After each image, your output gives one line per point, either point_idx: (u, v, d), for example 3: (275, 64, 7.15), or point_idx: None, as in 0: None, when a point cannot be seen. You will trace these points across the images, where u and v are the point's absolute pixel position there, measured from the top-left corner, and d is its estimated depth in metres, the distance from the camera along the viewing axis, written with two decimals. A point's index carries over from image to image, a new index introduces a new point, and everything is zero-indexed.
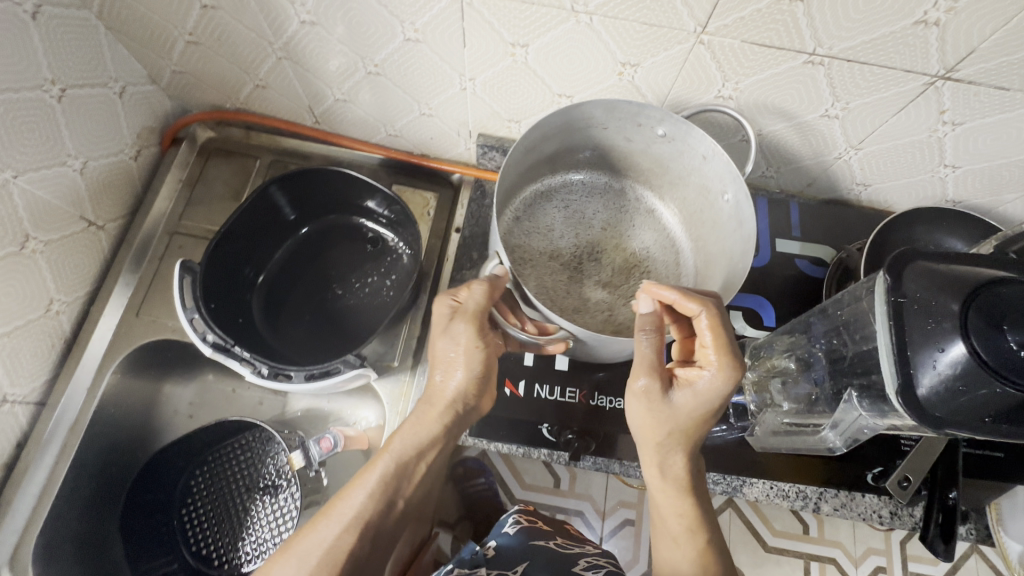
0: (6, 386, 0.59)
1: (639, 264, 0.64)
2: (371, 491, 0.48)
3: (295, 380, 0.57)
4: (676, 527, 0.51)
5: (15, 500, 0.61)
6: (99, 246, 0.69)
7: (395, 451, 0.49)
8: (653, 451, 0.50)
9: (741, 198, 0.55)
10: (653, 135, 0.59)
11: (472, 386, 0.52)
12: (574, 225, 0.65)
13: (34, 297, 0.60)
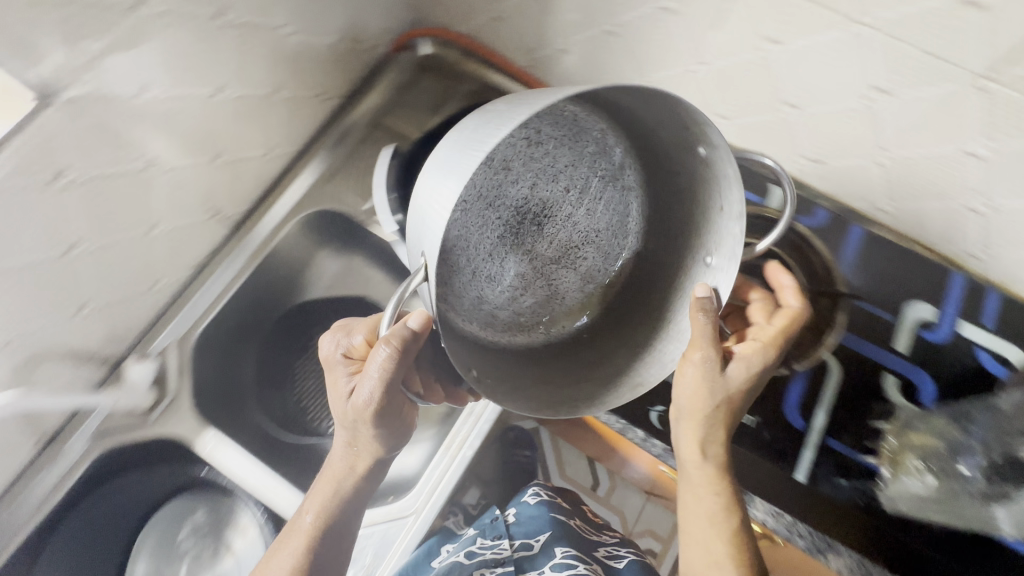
0: (220, 204, 0.69)
1: (569, 248, 0.57)
2: (295, 556, 0.53)
3: None
4: (715, 522, 0.51)
5: (194, 298, 0.71)
6: (318, 116, 0.78)
7: (306, 518, 0.54)
8: (696, 429, 0.52)
9: (725, 278, 0.47)
10: (696, 153, 0.46)
11: (372, 451, 0.55)
12: (542, 173, 0.55)
13: (263, 139, 0.69)
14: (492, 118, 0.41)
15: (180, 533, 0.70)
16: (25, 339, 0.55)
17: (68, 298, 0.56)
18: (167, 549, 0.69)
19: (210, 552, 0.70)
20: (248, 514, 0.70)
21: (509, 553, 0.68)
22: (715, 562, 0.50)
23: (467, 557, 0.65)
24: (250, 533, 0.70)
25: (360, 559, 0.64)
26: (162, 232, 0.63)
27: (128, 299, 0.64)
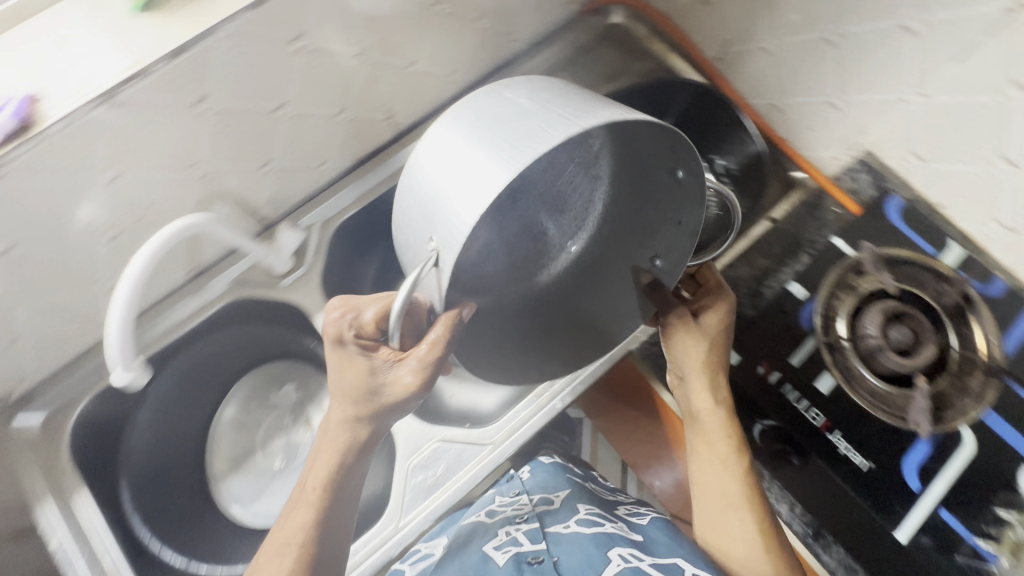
0: (396, 109, 0.72)
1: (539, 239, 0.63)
2: (302, 522, 0.53)
3: None
4: (727, 465, 0.57)
5: (346, 188, 0.74)
6: (502, 53, 0.79)
7: (308, 482, 0.54)
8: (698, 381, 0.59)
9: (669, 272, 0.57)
10: (667, 175, 0.49)
11: (360, 426, 0.54)
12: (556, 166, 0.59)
13: (450, 60, 0.72)
14: (510, 116, 0.42)
15: (274, 392, 0.77)
16: (218, 175, 0.60)
17: (260, 151, 0.61)
18: (259, 401, 0.77)
19: (292, 417, 0.78)
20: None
21: (533, 507, 0.68)
22: (733, 502, 0.56)
23: (487, 517, 0.68)
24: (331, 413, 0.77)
25: (431, 469, 0.70)
26: (346, 117, 0.67)
27: (299, 171, 0.68)
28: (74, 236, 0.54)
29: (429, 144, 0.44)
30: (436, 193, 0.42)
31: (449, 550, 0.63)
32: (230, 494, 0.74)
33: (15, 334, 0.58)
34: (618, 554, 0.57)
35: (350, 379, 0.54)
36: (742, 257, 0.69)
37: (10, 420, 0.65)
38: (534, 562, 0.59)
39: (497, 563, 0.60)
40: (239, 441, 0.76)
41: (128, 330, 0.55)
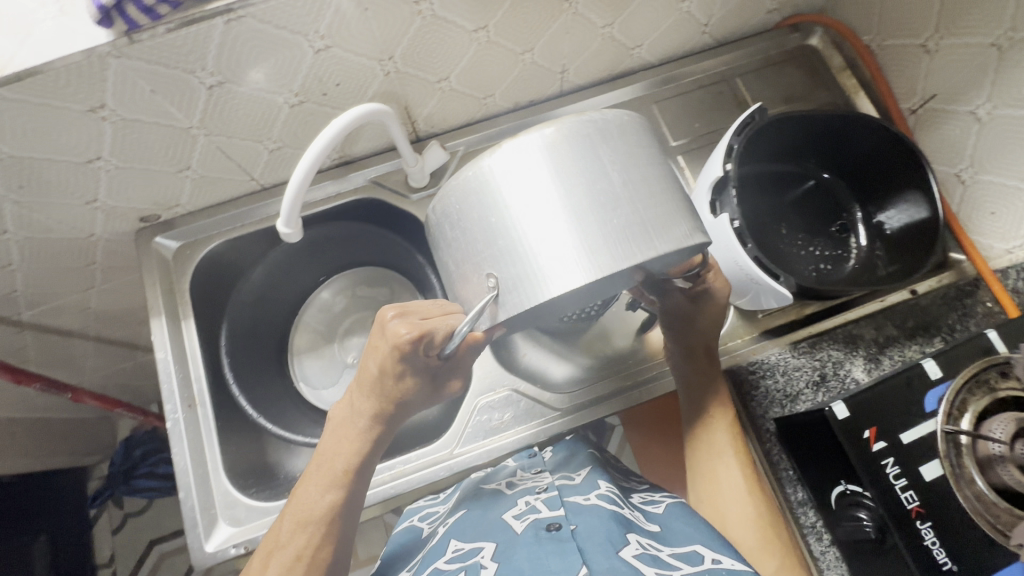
0: (572, 66, 0.73)
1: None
2: (326, 503, 0.53)
3: (745, 250, 0.58)
4: (713, 420, 0.63)
5: (498, 127, 0.76)
6: (686, 43, 0.78)
7: (337, 465, 0.55)
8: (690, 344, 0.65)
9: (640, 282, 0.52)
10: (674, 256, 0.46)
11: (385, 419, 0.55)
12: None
13: (640, 33, 0.72)
14: (597, 193, 0.43)
15: (369, 291, 0.87)
16: (400, 78, 0.63)
17: (444, 66, 0.64)
18: (355, 297, 0.86)
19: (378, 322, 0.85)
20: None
21: (550, 480, 0.64)
22: (719, 453, 0.61)
23: (509, 489, 0.64)
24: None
25: (497, 413, 0.73)
26: (528, 59, 0.68)
27: (465, 97, 0.70)
28: (268, 92, 0.57)
29: (510, 173, 0.44)
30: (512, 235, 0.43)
31: (466, 517, 0.61)
32: (307, 368, 0.83)
33: (187, 164, 0.63)
34: (636, 538, 0.51)
35: (391, 386, 0.54)
36: (871, 318, 0.67)
37: (151, 238, 0.71)
38: (553, 527, 0.53)
39: (512, 527, 0.55)
40: (327, 325, 0.85)
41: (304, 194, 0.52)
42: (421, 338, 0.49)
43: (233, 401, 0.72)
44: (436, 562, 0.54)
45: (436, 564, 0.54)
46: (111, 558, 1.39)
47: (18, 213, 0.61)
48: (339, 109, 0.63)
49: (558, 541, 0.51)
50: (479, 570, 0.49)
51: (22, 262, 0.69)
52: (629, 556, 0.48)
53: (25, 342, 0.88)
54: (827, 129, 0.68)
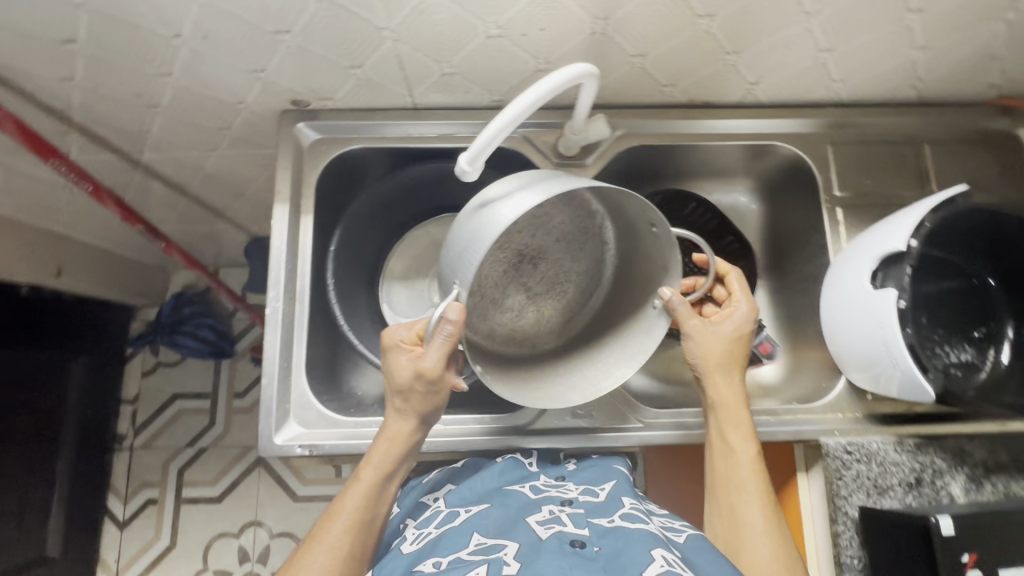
0: (768, 81, 0.68)
1: (560, 282, 0.70)
2: (359, 505, 0.58)
3: (900, 332, 0.57)
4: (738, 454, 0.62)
5: (666, 120, 0.72)
6: (888, 93, 0.72)
7: (373, 467, 0.59)
8: (716, 376, 0.65)
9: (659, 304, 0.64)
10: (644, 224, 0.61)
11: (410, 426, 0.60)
12: (539, 231, 0.68)
13: (853, 69, 0.66)
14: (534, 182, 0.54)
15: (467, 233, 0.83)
16: (602, 42, 0.59)
17: (649, 43, 0.59)
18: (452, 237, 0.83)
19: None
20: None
21: (575, 495, 0.64)
22: (742, 489, 0.60)
23: (534, 494, 0.64)
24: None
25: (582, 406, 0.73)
26: (730, 61, 0.64)
27: (649, 78, 0.66)
28: (475, 18, 0.54)
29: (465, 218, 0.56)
30: (465, 242, 0.54)
31: (490, 514, 0.60)
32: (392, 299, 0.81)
33: (361, 62, 0.61)
34: (661, 554, 0.49)
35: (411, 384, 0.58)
36: (987, 439, 0.64)
37: (294, 123, 0.70)
38: (577, 544, 0.52)
39: (535, 532, 0.55)
40: (420, 257, 0.82)
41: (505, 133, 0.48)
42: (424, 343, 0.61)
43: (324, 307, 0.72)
44: (459, 551, 0.54)
45: (458, 552, 0.53)
46: (135, 397, 1.46)
47: (188, 60, 0.59)
48: (530, 54, 0.60)
49: (584, 559, 0.50)
50: (502, 568, 0.49)
51: (167, 107, 0.68)
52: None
53: (134, 179, 0.89)
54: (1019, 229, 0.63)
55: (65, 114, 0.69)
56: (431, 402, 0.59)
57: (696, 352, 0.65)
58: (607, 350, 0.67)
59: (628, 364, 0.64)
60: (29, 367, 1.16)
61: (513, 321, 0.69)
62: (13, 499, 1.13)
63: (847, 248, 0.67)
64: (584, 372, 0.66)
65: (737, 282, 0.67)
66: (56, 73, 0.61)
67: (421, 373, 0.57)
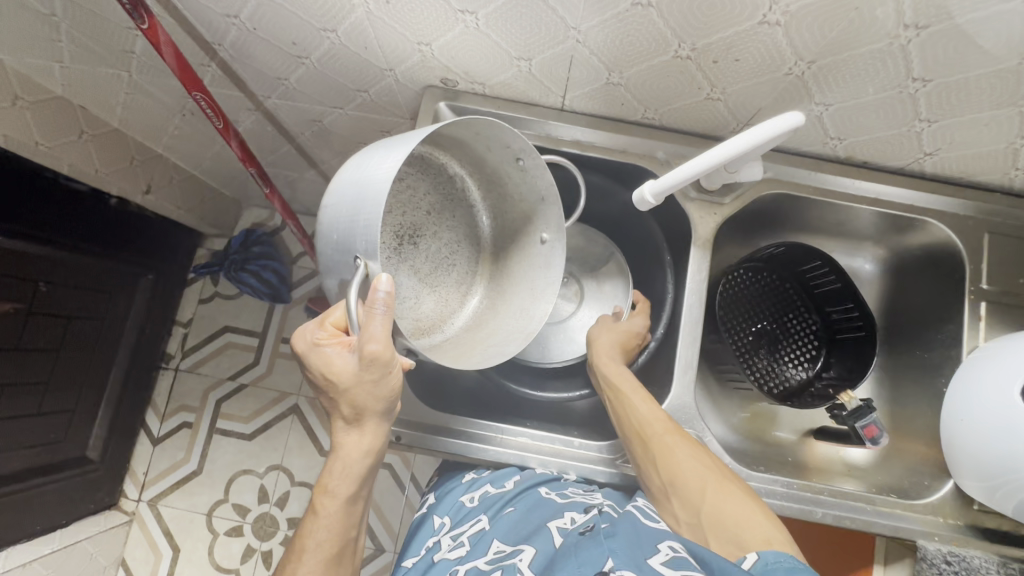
0: (945, 155, 0.63)
1: (447, 255, 0.68)
2: (331, 522, 0.62)
3: None
4: (644, 406, 0.63)
5: (817, 173, 0.68)
6: None
7: (338, 488, 0.61)
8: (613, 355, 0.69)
9: (556, 248, 0.63)
10: (515, 163, 0.61)
11: (370, 439, 0.60)
12: (406, 205, 0.63)
13: None
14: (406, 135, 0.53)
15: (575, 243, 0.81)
16: (791, 84, 0.55)
17: (840, 94, 0.55)
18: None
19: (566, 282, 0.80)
20: (614, 289, 0.79)
21: (600, 503, 0.63)
22: (670, 442, 0.60)
23: (562, 499, 0.65)
24: (599, 295, 0.79)
25: None
26: (914, 129, 0.59)
27: (818, 127, 0.62)
28: (672, 35, 0.51)
29: (333, 198, 0.54)
30: (341, 217, 0.52)
31: (517, 515, 0.64)
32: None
33: (530, 56, 0.58)
34: (668, 547, 0.51)
35: (356, 385, 0.54)
36: None
37: (436, 100, 0.68)
38: (586, 530, 0.56)
39: (555, 537, 0.58)
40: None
41: (690, 178, 0.56)
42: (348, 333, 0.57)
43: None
44: (478, 559, 0.60)
45: (477, 560, 0.59)
46: (188, 321, 1.48)
47: (359, 21, 0.57)
48: (708, 81, 0.56)
49: (589, 537, 0.54)
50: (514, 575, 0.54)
51: (315, 61, 0.67)
52: (655, 562, 0.48)
53: (249, 119, 0.88)
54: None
55: (213, 48, 0.68)
56: (386, 388, 0.55)
57: (606, 337, 0.71)
58: (522, 297, 0.67)
59: (542, 301, 0.64)
60: (105, 275, 1.18)
61: (416, 304, 0.64)
62: (68, 398, 1.17)
63: (989, 349, 0.63)
64: (506, 323, 0.66)
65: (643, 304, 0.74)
66: (223, 9, 0.59)
67: (366, 357, 0.51)
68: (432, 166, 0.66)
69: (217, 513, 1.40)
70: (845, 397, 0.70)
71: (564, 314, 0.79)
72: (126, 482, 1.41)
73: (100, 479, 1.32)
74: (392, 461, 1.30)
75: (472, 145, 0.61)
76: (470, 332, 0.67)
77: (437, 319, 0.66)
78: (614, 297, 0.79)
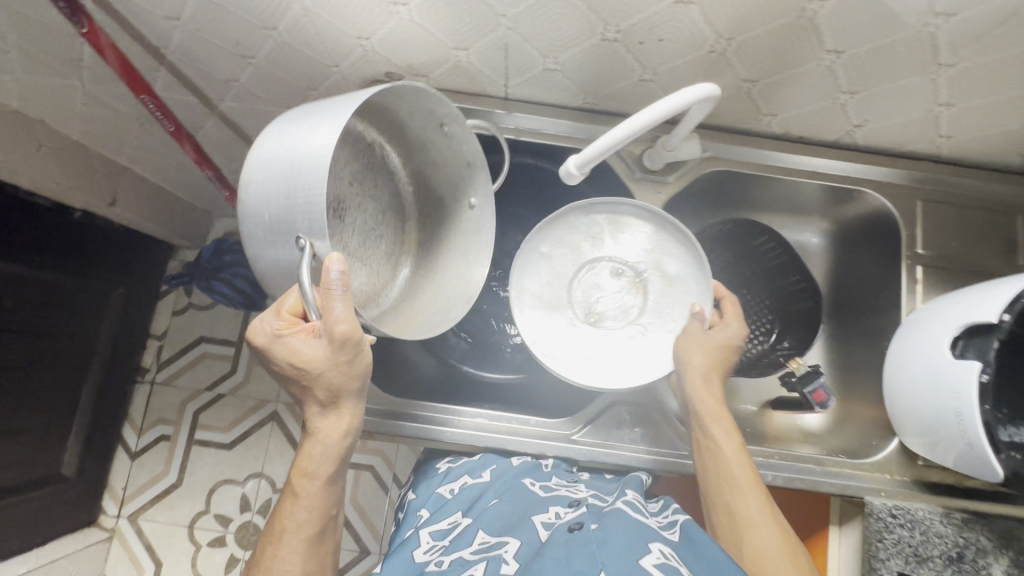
0: (873, 126, 0.66)
1: (373, 227, 0.68)
2: (313, 508, 0.60)
3: (979, 408, 0.54)
4: (735, 466, 0.59)
5: (755, 149, 0.71)
6: (995, 157, 0.69)
7: (316, 470, 0.60)
8: (709, 382, 0.63)
9: (486, 211, 0.67)
10: (438, 129, 0.65)
11: (345, 420, 0.61)
12: (332, 177, 0.62)
13: (964, 128, 0.64)
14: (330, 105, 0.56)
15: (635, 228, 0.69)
16: (716, 61, 0.57)
17: (764, 69, 0.57)
18: (619, 229, 0.69)
19: (628, 279, 0.69)
20: (698, 281, 0.66)
21: (585, 496, 0.63)
22: (756, 519, 0.57)
23: (546, 490, 0.65)
24: (670, 289, 0.68)
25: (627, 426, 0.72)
26: (839, 101, 0.62)
27: (750, 104, 0.64)
28: (596, 18, 0.53)
29: (260, 173, 0.54)
30: (274, 190, 0.53)
31: (503, 508, 0.62)
32: (526, 294, 0.67)
33: (467, 45, 0.60)
34: (658, 548, 0.51)
35: (332, 369, 0.55)
36: None
37: None
38: (575, 528, 0.55)
39: (540, 531, 0.57)
40: (569, 247, 0.69)
41: (610, 151, 0.54)
42: (305, 320, 0.57)
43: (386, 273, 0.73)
44: (461, 549, 0.56)
45: (461, 551, 0.56)
46: (163, 333, 1.48)
47: (298, 17, 0.59)
48: (640, 62, 0.58)
49: (581, 542, 0.53)
50: (500, 565, 0.52)
51: (262, 61, 0.68)
52: (649, 566, 0.48)
53: (206, 124, 0.88)
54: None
55: (161, 52, 0.69)
56: (360, 366, 0.57)
57: (699, 356, 0.63)
58: (456, 264, 0.70)
59: (481, 265, 0.68)
60: (73, 290, 1.17)
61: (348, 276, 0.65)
62: (39, 416, 1.16)
63: (923, 310, 0.65)
64: (443, 290, 0.70)
65: (733, 306, 0.67)
66: (164, 12, 0.60)
67: (338, 338, 0.53)
68: (349, 136, 0.64)
69: (199, 525, 1.39)
70: (794, 364, 0.72)
71: (628, 317, 0.68)
72: (104, 499, 1.39)
73: (77, 497, 1.31)
74: (373, 462, 1.30)
75: (395, 110, 0.63)
76: (407, 302, 0.70)
77: (374, 293, 0.68)
78: (690, 291, 0.67)
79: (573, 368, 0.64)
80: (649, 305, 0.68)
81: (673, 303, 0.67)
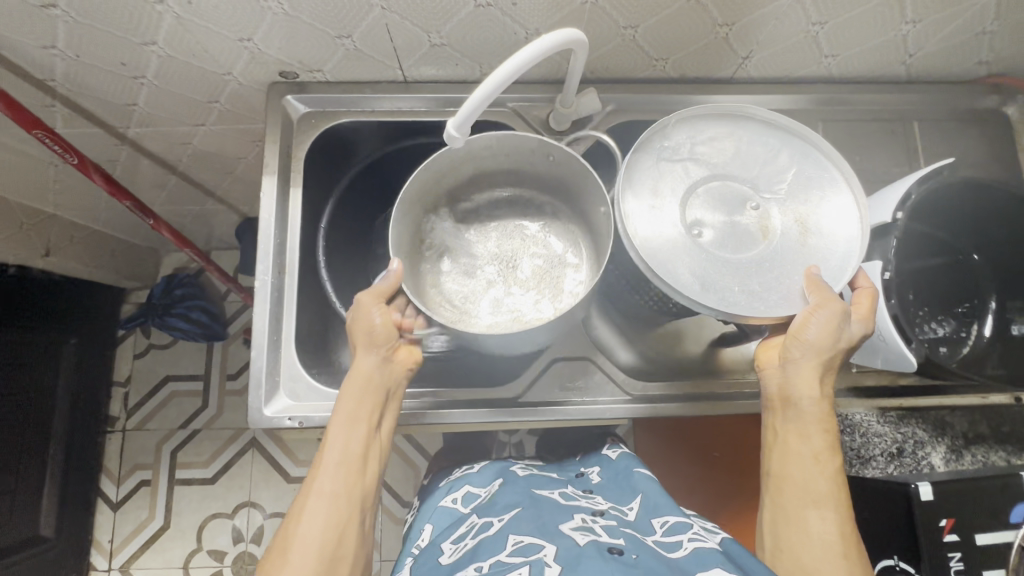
0: (761, 56, 0.68)
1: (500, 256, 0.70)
2: (342, 467, 0.56)
3: (886, 304, 0.57)
4: (808, 457, 0.55)
5: (656, 96, 0.72)
6: (880, 70, 0.72)
7: (350, 420, 0.57)
8: (818, 373, 0.56)
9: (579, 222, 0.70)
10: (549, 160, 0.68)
11: (374, 376, 0.59)
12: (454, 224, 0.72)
13: (842, 45, 0.66)
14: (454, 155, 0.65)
15: (796, 170, 0.62)
16: (591, 12, 0.58)
17: (639, 13, 0.59)
18: (776, 168, 0.63)
19: (760, 213, 0.61)
20: (848, 241, 0.59)
21: (606, 508, 0.62)
22: (819, 500, 0.54)
23: (562, 502, 0.63)
24: (805, 246, 0.60)
25: (571, 376, 0.70)
26: (718, 36, 0.64)
27: (638, 51, 0.66)
28: None
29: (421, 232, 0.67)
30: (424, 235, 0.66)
31: (525, 512, 0.59)
32: (638, 178, 0.60)
33: (349, 32, 0.60)
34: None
35: (362, 341, 0.58)
36: (967, 411, 0.67)
37: (283, 96, 0.70)
38: (615, 551, 0.50)
39: (578, 539, 0.53)
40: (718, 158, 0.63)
41: (489, 102, 0.52)
42: None
43: (314, 267, 0.74)
44: (497, 554, 0.52)
45: (497, 555, 0.52)
46: (127, 378, 1.45)
47: (174, 27, 0.58)
48: (519, 23, 0.59)
49: (619, 563, 0.48)
50: (544, 569, 0.48)
51: (153, 79, 0.67)
52: None
53: (120, 155, 0.87)
54: (992, 209, 0.63)
55: (49, 86, 0.68)
56: (380, 351, 0.59)
57: (816, 329, 0.54)
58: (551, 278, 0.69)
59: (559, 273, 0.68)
60: (22, 349, 1.15)
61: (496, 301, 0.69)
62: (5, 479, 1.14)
63: None
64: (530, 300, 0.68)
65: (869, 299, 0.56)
66: (38, 41, 0.60)
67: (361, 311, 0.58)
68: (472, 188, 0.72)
69: (194, 563, 1.37)
70: None
71: (745, 248, 0.60)
72: (92, 554, 1.37)
73: (61, 557, 1.28)
74: None
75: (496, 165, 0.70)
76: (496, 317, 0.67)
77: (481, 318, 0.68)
78: (826, 258, 0.59)
79: (651, 256, 0.57)
80: (775, 244, 0.60)
81: (799, 257, 0.59)
